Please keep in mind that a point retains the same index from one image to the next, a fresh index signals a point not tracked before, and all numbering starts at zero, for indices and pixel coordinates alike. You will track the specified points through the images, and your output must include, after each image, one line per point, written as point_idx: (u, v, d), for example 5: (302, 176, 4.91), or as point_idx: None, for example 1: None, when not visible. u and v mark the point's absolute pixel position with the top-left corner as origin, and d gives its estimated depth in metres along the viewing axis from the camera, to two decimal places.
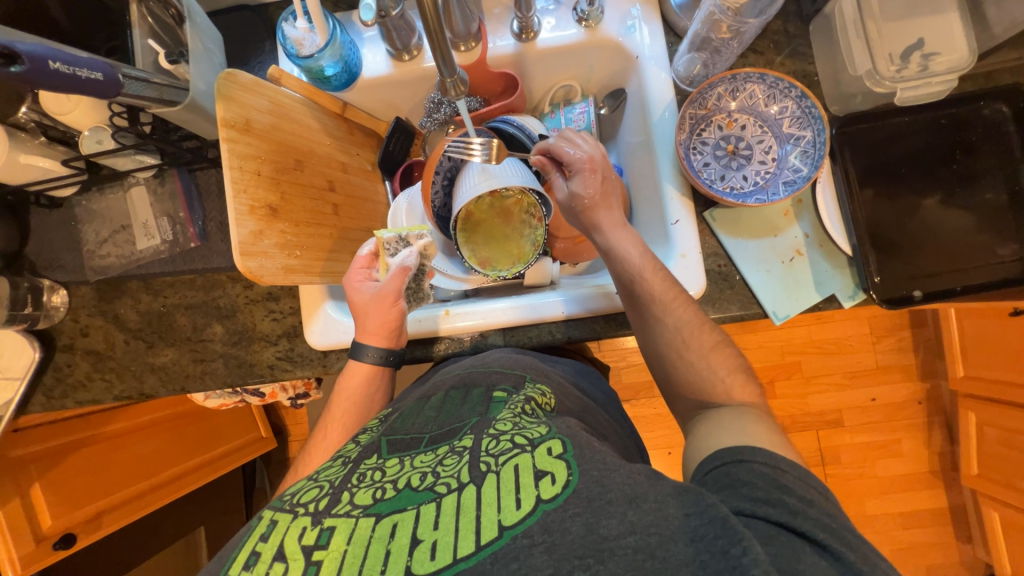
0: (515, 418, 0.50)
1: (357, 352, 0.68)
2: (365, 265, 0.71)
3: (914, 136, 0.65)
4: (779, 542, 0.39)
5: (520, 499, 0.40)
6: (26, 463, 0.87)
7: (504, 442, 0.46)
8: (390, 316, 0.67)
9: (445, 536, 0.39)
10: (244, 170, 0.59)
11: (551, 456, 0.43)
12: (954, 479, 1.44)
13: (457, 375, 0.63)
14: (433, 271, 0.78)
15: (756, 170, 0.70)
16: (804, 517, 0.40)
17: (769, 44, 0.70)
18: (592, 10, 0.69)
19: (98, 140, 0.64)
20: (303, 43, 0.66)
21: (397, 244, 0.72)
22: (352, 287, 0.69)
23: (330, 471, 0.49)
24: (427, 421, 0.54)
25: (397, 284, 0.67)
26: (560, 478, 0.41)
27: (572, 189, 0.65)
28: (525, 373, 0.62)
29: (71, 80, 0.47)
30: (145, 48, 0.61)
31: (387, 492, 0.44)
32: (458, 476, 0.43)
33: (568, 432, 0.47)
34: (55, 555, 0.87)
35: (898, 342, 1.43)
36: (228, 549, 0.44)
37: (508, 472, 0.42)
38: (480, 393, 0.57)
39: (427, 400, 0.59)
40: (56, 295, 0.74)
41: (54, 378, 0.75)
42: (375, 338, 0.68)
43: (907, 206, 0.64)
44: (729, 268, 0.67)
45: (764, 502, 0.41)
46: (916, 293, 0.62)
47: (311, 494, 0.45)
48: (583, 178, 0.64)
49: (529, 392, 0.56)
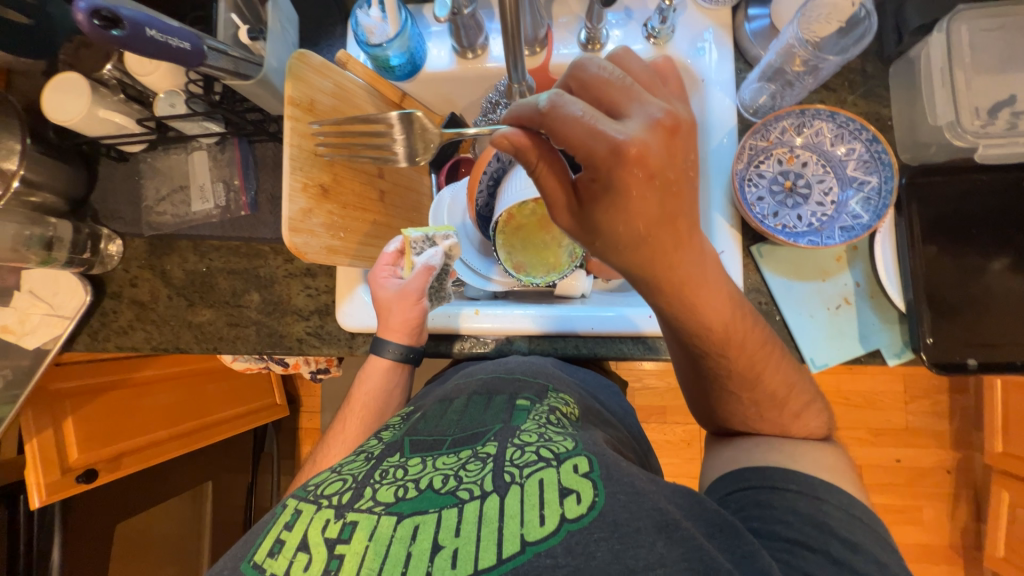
0: (541, 430, 0.50)
1: (378, 347, 0.69)
2: (390, 261, 0.71)
3: (990, 195, 0.60)
4: None
5: (544, 515, 0.40)
6: (61, 397, 0.92)
7: (529, 453, 0.46)
8: (412, 314, 0.67)
9: (467, 544, 0.39)
10: (303, 148, 0.61)
11: (577, 474, 0.43)
12: (975, 557, 1.37)
13: (479, 379, 0.63)
14: (455, 270, 0.77)
15: (813, 211, 0.66)
16: None
17: (844, 82, 0.67)
18: (663, 28, 0.68)
19: (171, 104, 0.68)
20: (374, 32, 0.67)
21: (423, 244, 0.70)
22: (375, 283, 0.69)
23: (352, 466, 0.50)
24: (450, 424, 0.55)
25: (421, 283, 0.67)
26: (586, 498, 0.41)
27: (594, 221, 0.37)
28: (548, 382, 0.62)
29: (165, 49, 0.49)
30: (226, 22, 0.62)
31: (409, 491, 0.44)
32: (481, 484, 0.44)
33: (596, 450, 0.47)
34: (76, 488, 0.92)
35: (933, 406, 1.37)
36: (251, 534, 0.45)
37: (533, 486, 0.42)
38: (503, 401, 0.57)
39: (450, 402, 0.60)
40: (112, 244, 0.78)
41: (100, 322, 0.79)
42: (396, 334, 0.68)
43: (972, 267, 0.60)
44: (770, 307, 0.65)
45: None
46: (970, 361, 0.58)
47: (335, 487, 0.47)
48: (614, 204, 0.35)
49: (553, 402, 0.57)
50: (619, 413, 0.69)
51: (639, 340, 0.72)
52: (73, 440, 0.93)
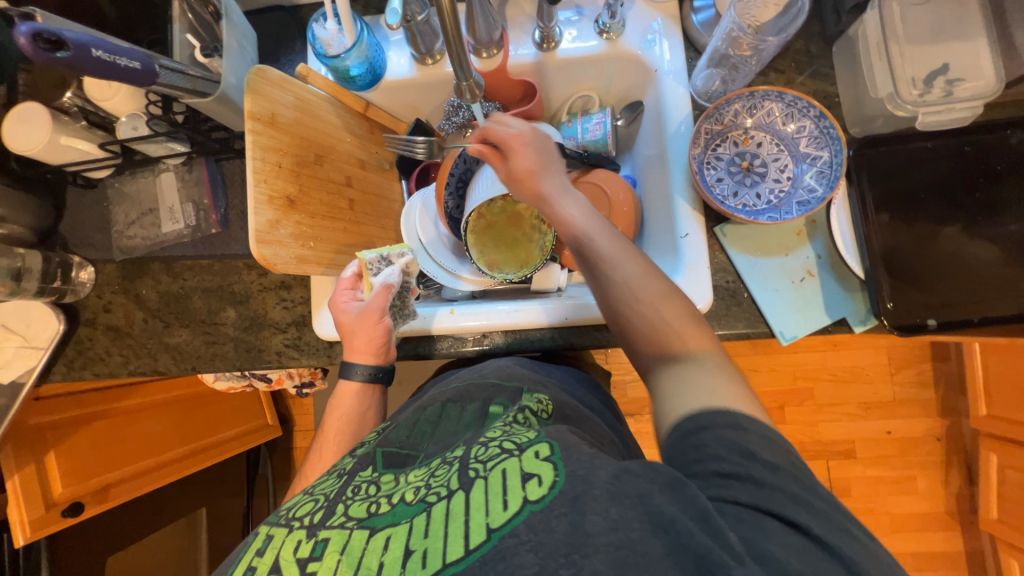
0: (507, 427, 0.51)
1: (346, 370, 0.69)
2: (348, 286, 0.71)
3: (936, 161, 0.62)
4: (752, 523, 0.37)
5: (507, 500, 0.40)
6: (42, 431, 0.91)
7: (493, 448, 0.46)
8: (377, 333, 0.68)
9: (435, 544, 0.39)
10: (266, 161, 0.62)
11: (539, 458, 0.43)
12: (971, 522, 1.40)
13: (454, 388, 0.64)
14: (415, 289, 0.77)
15: (770, 188, 0.69)
16: (772, 488, 0.38)
17: (790, 63, 0.69)
18: (614, 23, 0.70)
19: (133, 127, 0.69)
20: (331, 43, 0.70)
21: (379, 264, 0.72)
22: (336, 308, 0.69)
23: (325, 484, 0.52)
24: (422, 438, 0.57)
25: (381, 301, 0.67)
26: (546, 479, 0.41)
27: (512, 168, 0.65)
28: (522, 385, 0.62)
29: (112, 69, 0.50)
30: (183, 43, 0.64)
31: (381, 506, 0.45)
32: (448, 485, 0.44)
33: (557, 436, 0.47)
34: (62, 523, 0.90)
35: (918, 375, 1.39)
36: (226, 564, 0.46)
37: (496, 476, 0.43)
38: (475, 409, 0.59)
39: (423, 414, 0.61)
40: (84, 272, 0.78)
41: (76, 351, 0.78)
42: (363, 356, 0.69)
43: (924, 232, 0.62)
44: (737, 285, 0.67)
45: (731, 477, 0.39)
46: (930, 321, 0.59)
47: (306, 507, 0.48)
48: (519, 155, 0.64)
49: (525, 403, 0.57)
50: (597, 405, 0.69)
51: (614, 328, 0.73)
52: (56, 474, 0.92)
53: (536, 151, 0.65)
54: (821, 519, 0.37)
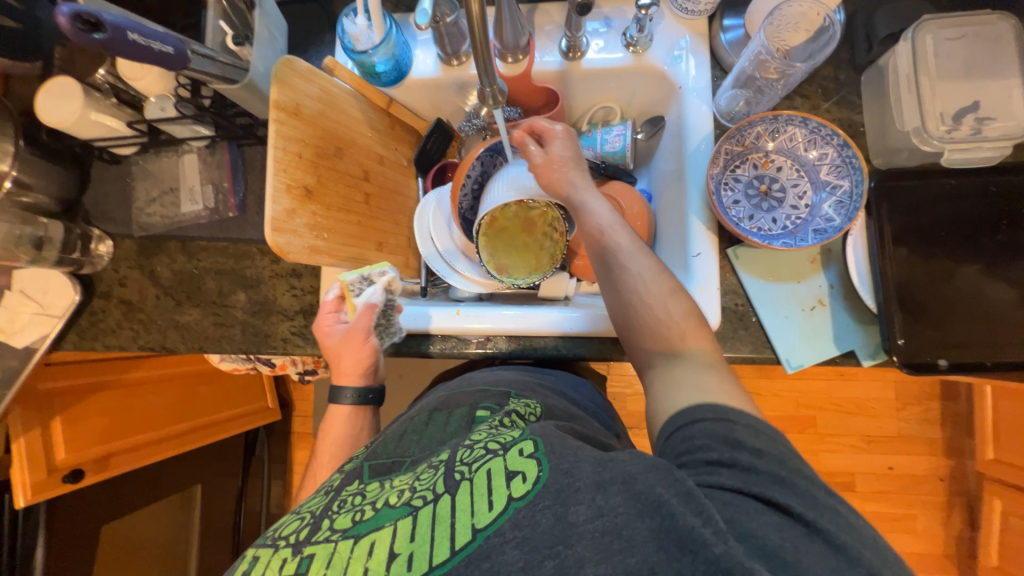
0: (492, 429, 0.52)
1: (335, 395, 0.73)
2: (333, 308, 0.72)
3: (960, 199, 0.61)
4: (735, 507, 0.39)
5: (492, 500, 0.42)
6: (51, 397, 0.93)
7: (477, 450, 0.48)
8: (363, 355, 0.71)
9: (421, 546, 0.41)
10: (287, 151, 0.63)
11: (523, 455, 0.45)
12: (969, 567, 1.36)
13: (439, 398, 0.66)
14: (402, 304, 0.75)
15: (787, 214, 0.68)
16: (757, 475, 0.41)
17: (817, 89, 0.69)
18: (641, 37, 0.70)
19: (161, 108, 0.70)
20: (359, 38, 0.70)
21: (361, 284, 0.70)
22: (321, 331, 0.72)
23: (313, 503, 0.52)
24: (410, 445, 0.58)
25: (365, 323, 0.69)
26: (530, 475, 0.42)
27: (549, 154, 0.68)
28: (509, 390, 0.64)
29: (145, 51, 0.50)
30: (215, 29, 0.65)
31: (367, 513, 0.46)
32: (433, 488, 0.45)
33: (541, 431, 0.48)
34: (64, 487, 0.92)
35: (926, 412, 1.37)
36: None
37: (481, 477, 0.44)
38: (462, 414, 0.60)
39: (412, 422, 0.62)
40: (102, 245, 0.80)
41: (89, 321, 0.80)
42: (350, 379, 0.73)
43: (942, 270, 0.61)
44: (746, 309, 0.66)
45: (717, 463, 0.41)
46: (940, 361, 0.58)
47: (293, 526, 0.49)
48: (559, 146, 0.68)
49: (512, 407, 0.59)
50: (592, 408, 0.69)
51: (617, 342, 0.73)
52: (60, 440, 0.94)
53: (573, 149, 0.68)
54: (804, 499, 0.39)
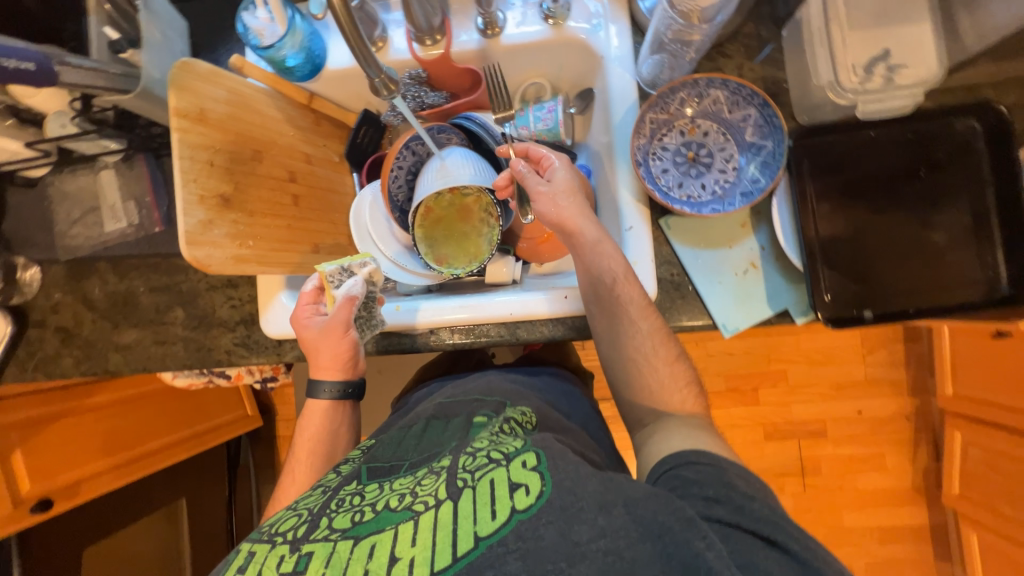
0: (493, 437, 0.52)
1: (312, 389, 0.67)
2: (310, 300, 0.68)
3: (880, 150, 0.62)
4: (734, 539, 0.43)
5: (495, 510, 0.43)
6: (8, 430, 0.91)
7: (480, 458, 0.48)
8: (342, 347, 0.66)
9: (422, 552, 0.41)
10: (195, 160, 0.60)
11: (526, 469, 0.46)
12: (936, 496, 1.44)
13: (436, 405, 0.64)
14: (384, 299, 0.73)
15: (716, 179, 0.68)
16: (749, 512, 0.44)
17: (740, 48, 0.68)
18: (558, 8, 0.68)
19: (62, 124, 0.68)
20: (263, 33, 0.67)
21: (340, 275, 0.68)
22: (297, 324, 0.67)
23: (308, 500, 0.51)
24: (409, 448, 0.57)
25: (345, 315, 0.65)
26: (534, 489, 0.44)
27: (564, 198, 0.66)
28: (504, 399, 0.63)
29: (1, 71, 0.48)
30: (98, 36, 0.61)
31: (366, 515, 0.46)
32: (435, 494, 0.45)
33: (543, 444, 0.49)
34: (31, 519, 0.91)
35: (890, 355, 1.41)
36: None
37: (484, 485, 0.45)
38: (460, 422, 0.59)
39: (409, 429, 0.60)
40: (30, 272, 0.77)
41: (27, 352, 0.78)
42: (329, 372, 0.67)
43: (866, 224, 0.61)
44: (682, 278, 0.67)
45: (714, 501, 0.45)
46: (866, 312, 0.59)
47: (289, 523, 0.47)
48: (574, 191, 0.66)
49: (509, 415, 0.58)
50: (579, 415, 0.69)
51: (561, 322, 0.72)
52: (22, 472, 0.92)
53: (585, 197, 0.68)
54: (796, 537, 0.43)
